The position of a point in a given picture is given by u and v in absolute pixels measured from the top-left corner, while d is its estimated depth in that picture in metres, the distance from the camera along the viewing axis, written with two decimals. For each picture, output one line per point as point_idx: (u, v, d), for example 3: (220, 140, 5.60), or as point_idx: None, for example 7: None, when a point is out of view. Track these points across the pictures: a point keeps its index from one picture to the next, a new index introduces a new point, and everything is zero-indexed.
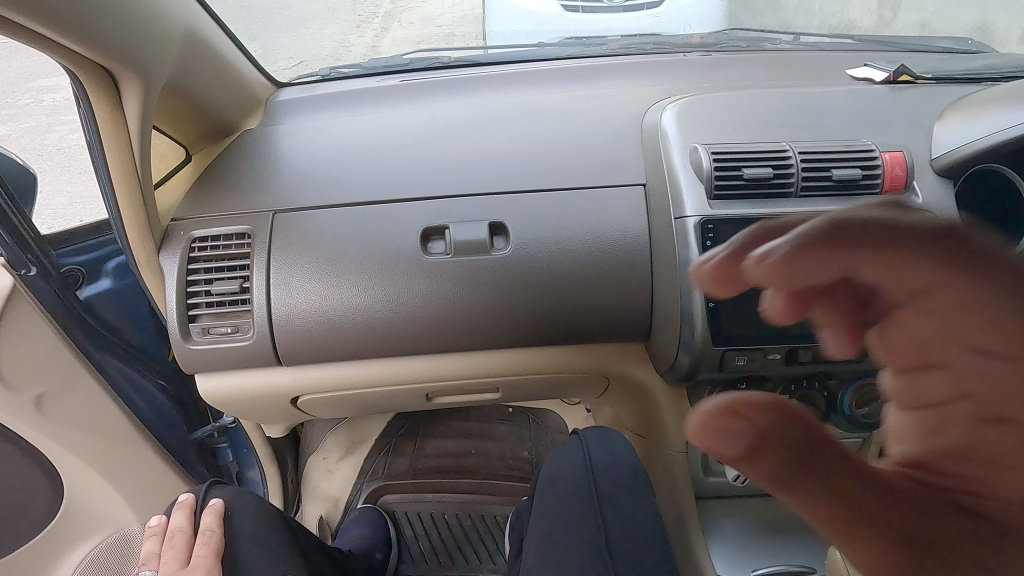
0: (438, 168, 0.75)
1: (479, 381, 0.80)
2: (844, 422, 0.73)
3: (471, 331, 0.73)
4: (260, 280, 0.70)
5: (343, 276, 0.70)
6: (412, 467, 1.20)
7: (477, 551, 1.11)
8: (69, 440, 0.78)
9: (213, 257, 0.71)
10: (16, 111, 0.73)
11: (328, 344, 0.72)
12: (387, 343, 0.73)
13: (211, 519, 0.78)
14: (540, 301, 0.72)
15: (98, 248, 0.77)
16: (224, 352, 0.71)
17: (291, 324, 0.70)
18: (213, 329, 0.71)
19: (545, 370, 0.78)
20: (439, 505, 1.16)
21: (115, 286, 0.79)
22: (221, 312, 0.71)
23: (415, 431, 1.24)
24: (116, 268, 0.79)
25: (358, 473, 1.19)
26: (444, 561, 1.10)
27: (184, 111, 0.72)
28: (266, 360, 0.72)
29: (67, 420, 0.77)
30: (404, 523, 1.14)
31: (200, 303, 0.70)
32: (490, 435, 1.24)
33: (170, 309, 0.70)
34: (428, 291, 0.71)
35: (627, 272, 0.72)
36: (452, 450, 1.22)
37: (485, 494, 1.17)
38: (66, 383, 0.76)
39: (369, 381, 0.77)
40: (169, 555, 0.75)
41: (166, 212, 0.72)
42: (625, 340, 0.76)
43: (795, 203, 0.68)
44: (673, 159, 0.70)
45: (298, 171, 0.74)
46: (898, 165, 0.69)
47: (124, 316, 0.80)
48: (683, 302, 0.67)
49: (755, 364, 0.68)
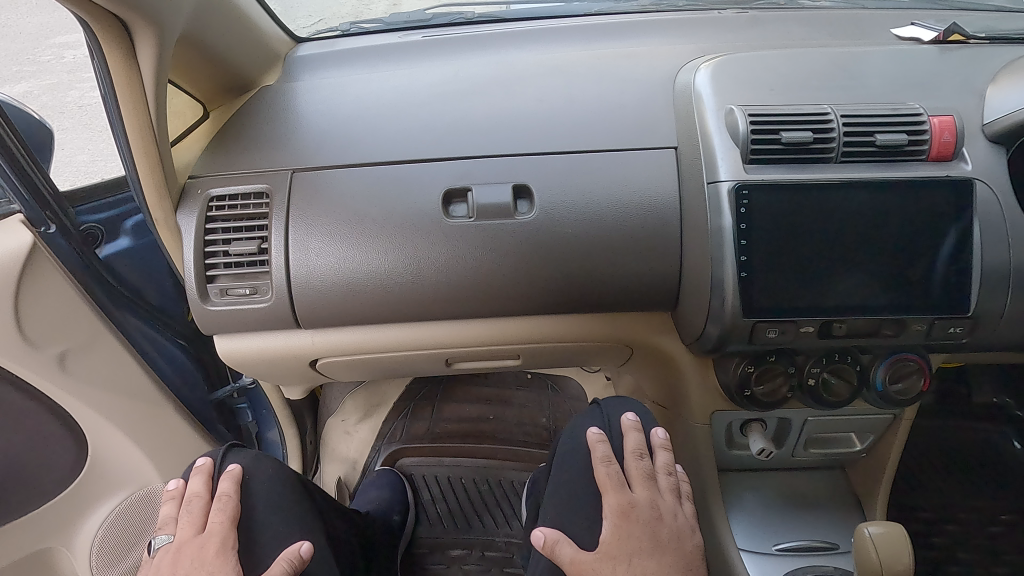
0: (461, 129, 0.72)
1: (499, 348, 0.78)
2: (876, 398, 0.71)
3: (492, 297, 0.71)
4: (278, 241, 0.68)
5: (362, 240, 0.69)
6: (430, 430, 1.20)
7: (493, 515, 1.12)
8: (92, 398, 0.78)
9: (231, 216, 0.69)
10: (37, 68, 0.71)
11: (347, 307, 0.70)
12: (407, 307, 0.71)
13: (228, 484, 0.77)
14: (564, 268, 0.70)
15: (118, 206, 0.77)
16: (243, 313, 0.70)
17: (310, 287, 0.69)
18: (231, 290, 0.69)
19: (568, 339, 0.77)
20: (456, 468, 1.16)
21: (134, 245, 0.78)
22: (239, 273, 0.69)
23: (433, 394, 1.24)
24: (135, 227, 0.78)
25: (376, 436, 1.19)
26: (460, 524, 1.11)
27: (201, 65, 0.69)
28: (284, 322, 0.71)
29: (90, 378, 0.77)
30: (421, 486, 1.15)
31: (218, 264, 0.69)
32: (508, 401, 1.24)
33: (187, 268, 0.69)
34: (449, 256, 0.69)
35: (655, 239, 0.69)
36: (471, 415, 1.21)
37: (502, 459, 1.17)
38: (87, 341, 0.75)
39: (388, 347, 0.75)
40: (185, 520, 0.73)
41: (183, 169, 0.71)
42: (650, 310, 0.73)
43: (835, 169, 0.65)
44: (706, 121, 0.67)
45: (317, 129, 0.72)
46: (947, 131, 0.65)
47: (145, 278, 0.80)
48: (714, 271, 0.65)
49: (787, 337, 0.66)
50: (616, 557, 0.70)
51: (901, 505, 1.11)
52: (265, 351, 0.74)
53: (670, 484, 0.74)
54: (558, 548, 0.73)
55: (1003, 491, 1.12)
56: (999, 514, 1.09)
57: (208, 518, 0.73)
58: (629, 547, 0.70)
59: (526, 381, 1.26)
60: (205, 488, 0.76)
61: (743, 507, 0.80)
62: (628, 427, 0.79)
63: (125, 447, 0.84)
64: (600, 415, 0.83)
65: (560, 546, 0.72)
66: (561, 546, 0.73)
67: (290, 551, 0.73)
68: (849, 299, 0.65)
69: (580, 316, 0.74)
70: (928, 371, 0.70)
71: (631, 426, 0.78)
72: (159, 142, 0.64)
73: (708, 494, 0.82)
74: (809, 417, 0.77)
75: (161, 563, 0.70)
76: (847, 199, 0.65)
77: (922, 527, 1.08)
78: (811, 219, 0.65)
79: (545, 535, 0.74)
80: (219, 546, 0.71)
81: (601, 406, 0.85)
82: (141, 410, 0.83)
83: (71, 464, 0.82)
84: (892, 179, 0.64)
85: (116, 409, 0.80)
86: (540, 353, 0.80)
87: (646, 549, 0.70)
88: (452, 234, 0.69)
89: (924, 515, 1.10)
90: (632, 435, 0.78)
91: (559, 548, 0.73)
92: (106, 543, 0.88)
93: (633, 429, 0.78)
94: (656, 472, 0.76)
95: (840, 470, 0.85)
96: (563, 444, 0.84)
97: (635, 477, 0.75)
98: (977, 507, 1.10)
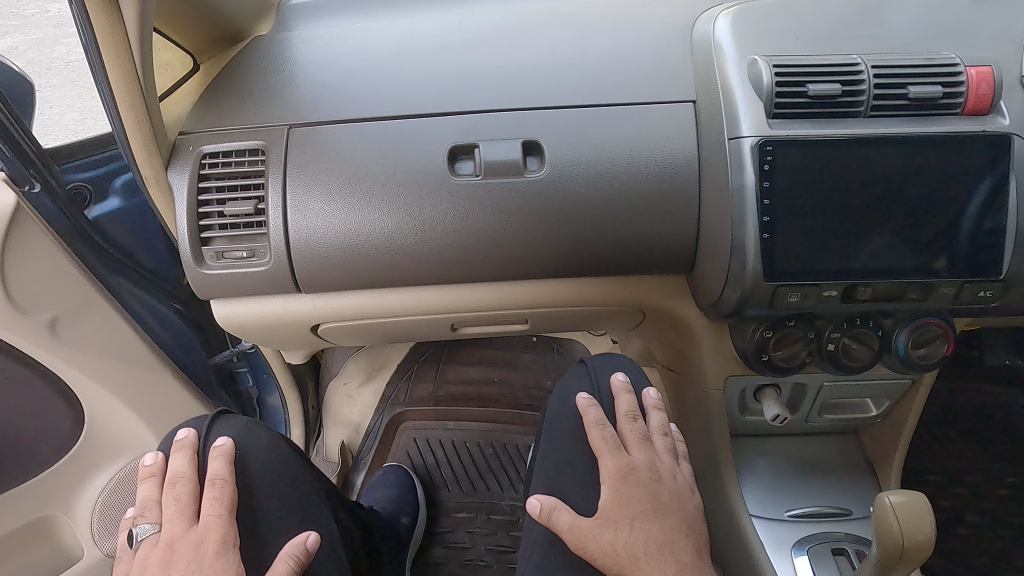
0: (466, 81, 0.68)
1: (507, 312, 0.76)
2: (897, 364, 0.68)
3: (501, 259, 0.68)
4: (276, 200, 0.65)
5: (364, 200, 0.65)
6: (434, 393, 1.18)
7: (498, 479, 1.11)
8: (87, 365, 0.75)
9: (225, 174, 0.66)
10: (22, 23, 0.68)
11: (350, 270, 0.67)
12: (412, 270, 0.68)
13: (220, 466, 0.72)
14: (577, 229, 0.67)
15: (104, 163, 0.75)
16: (240, 276, 0.67)
17: (310, 249, 0.66)
18: (227, 253, 0.66)
19: (578, 302, 0.74)
20: (460, 432, 1.15)
21: (125, 205, 0.77)
22: (235, 235, 0.66)
23: (437, 357, 1.22)
24: (125, 187, 0.76)
25: (379, 398, 1.17)
26: (465, 488, 1.10)
27: (189, 11, 0.65)
28: (283, 287, 0.68)
29: (84, 344, 0.74)
30: (425, 450, 1.14)
31: (212, 225, 0.66)
32: (513, 364, 1.22)
33: (180, 230, 0.65)
34: (455, 217, 0.66)
35: (671, 198, 0.66)
36: (475, 378, 1.20)
37: (508, 424, 1.16)
38: (78, 306, 0.72)
39: (391, 312, 0.73)
40: (174, 505, 0.69)
41: (173, 125, 0.67)
42: (664, 272, 0.71)
43: (863, 124, 0.61)
44: (727, 73, 0.63)
45: (313, 82, 0.68)
46: (984, 83, 0.61)
47: (134, 236, 0.78)
48: (734, 232, 0.62)
49: (808, 302, 0.63)
50: (616, 523, 0.64)
51: (909, 468, 1.10)
52: (264, 315, 0.71)
53: (669, 443, 0.69)
54: (555, 515, 0.66)
55: (1012, 454, 1.11)
56: (1006, 477, 1.09)
57: (201, 505, 0.69)
58: (631, 511, 0.65)
59: (532, 344, 1.24)
60: (190, 469, 0.72)
61: (754, 473, 0.79)
62: (619, 388, 0.73)
63: (124, 413, 0.82)
64: (589, 375, 0.78)
65: (558, 512, 0.66)
66: (557, 516, 0.66)
67: (296, 544, 0.69)
68: (875, 261, 0.62)
69: (590, 279, 0.72)
70: (953, 336, 0.67)
71: (622, 388, 0.73)
72: (145, 95, 0.60)
73: (720, 461, 0.80)
74: (825, 382, 0.75)
75: (152, 559, 0.65)
76: (876, 156, 0.61)
77: (930, 490, 1.08)
78: (837, 177, 0.61)
79: (542, 503, 0.67)
80: (217, 538, 0.67)
81: (589, 365, 0.80)
82: (138, 376, 0.80)
83: (73, 429, 0.80)
84: (924, 134, 0.61)
85: (112, 375, 0.78)
86: (547, 317, 0.77)
87: (647, 512, 0.65)
88: (459, 194, 0.66)
89: (932, 478, 1.09)
90: (624, 396, 0.72)
91: (555, 516, 0.66)
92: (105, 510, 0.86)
93: (625, 391, 0.72)
94: (651, 433, 0.70)
95: (854, 435, 0.83)
96: (555, 407, 0.81)
97: (631, 439, 0.69)
98: (986, 470, 1.09)
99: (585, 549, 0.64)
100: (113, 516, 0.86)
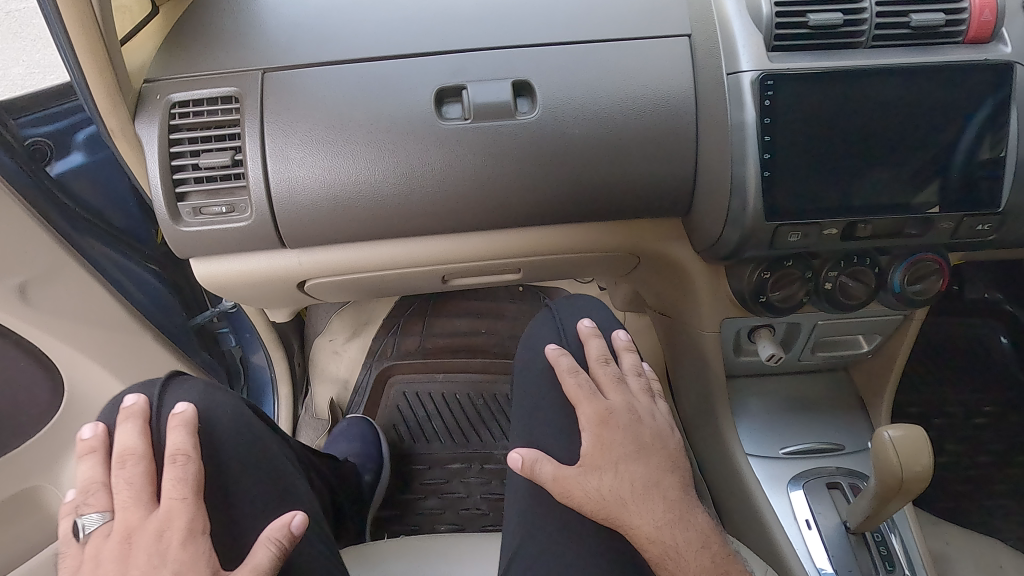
0: (450, 18, 0.64)
1: (499, 262, 0.74)
2: (892, 300, 0.69)
3: (493, 206, 0.66)
4: (254, 150, 0.61)
5: (348, 148, 0.62)
6: (421, 346, 1.17)
7: (490, 429, 1.11)
8: (62, 332, 0.71)
9: (197, 124, 0.62)
10: None
11: (337, 222, 0.65)
12: (402, 220, 0.66)
13: (181, 439, 0.59)
14: (573, 172, 0.64)
15: (63, 118, 0.70)
16: (221, 232, 0.63)
17: (294, 201, 0.63)
18: (206, 208, 0.63)
19: (572, 249, 0.72)
20: (449, 384, 1.15)
21: (89, 161, 0.72)
22: (212, 189, 0.62)
23: (423, 310, 1.20)
24: (87, 141, 0.72)
25: (366, 354, 1.15)
26: (458, 440, 1.10)
27: None
28: (268, 243, 0.65)
29: (58, 309, 0.69)
30: (414, 403, 1.14)
31: (188, 179, 0.62)
32: (499, 314, 1.21)
33: (154, 185, 0.61)
34: (445, 163, 0.63)
35: (668, 137, 0.64)
36: (462, 330, 1.19)
37: (496, 374, 1.16)
38: (49, 270, 0.67)
39: (382, 266, 0.70)
40: (128, 488, 0.57)
41: (136, 74, 0.62)
42: (660, 215, 0.69)
43: (863, 56, 0.59)
44: (725, 4, 0.60)
45: (286, 22, 0.63)
46: (987, 9, 0.59)
47: (104, 197, 0.74)
48: (735, 170, 0.60)
49: (808, 241, 0.62)
50: (598, 467, 0.56)
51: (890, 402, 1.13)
52: (249, 273, 0.68)
53: (644, 383, 0.63)
54: (537, 467, 0.57)
55: (987, 384, 1.14)
56: (982, 406, 1.12)
57: (160, 489, 0.57)
58: (615, 452, 0.57)
59: (518, 294, 1.23)
60: (142, 443, 0.60)
61: (748, 413, 0.79)
62: (586, 334, 0.66)
63: (106, 381, 0.78)
64: (554, 322, 0.73)
65: (540, 466, 0.57)
66: (540, 468, 0.57)
67: (277, 527, 0.55)
68: (875, 196, 0.61)
69: (586, 225, 0.70)
70: (947, 271, 0.67)
71: (589, 332, 0.66)
72: (105, 39, 0.55)
73: (715, 403, 0.80)
74: (818, 322, 0.75)
75: (107, 554, 0.54)
76: (879, 87, 0.59)
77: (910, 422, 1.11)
78: (837, 111, 0.60)
79: (522, 456, 0.58)
80: (184, 531, 0.54)
81: (555, 309, 0.75)
82: (117, 341, 0.77)
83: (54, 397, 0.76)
84: (925, 64, 0.59)
85: (89, 340, 0.74)
86: (541, 266, 0.75)
87: (631, 454, 0.57)
88: (448, 139, 0.63)
89: (911, 410, 1.12)
90: (593, 340, 0.65)
91: (534, 468, 0.57)
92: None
93: (592, 336, 0.65)
94: (625, 374, 0.64)
95: (843, 371, 0.84)
96: (524, 359, 0.75)
97: (604, 379, 0.62)
98: (962, 401, 1.13)
99: (569, 499, 0.56)
100: None
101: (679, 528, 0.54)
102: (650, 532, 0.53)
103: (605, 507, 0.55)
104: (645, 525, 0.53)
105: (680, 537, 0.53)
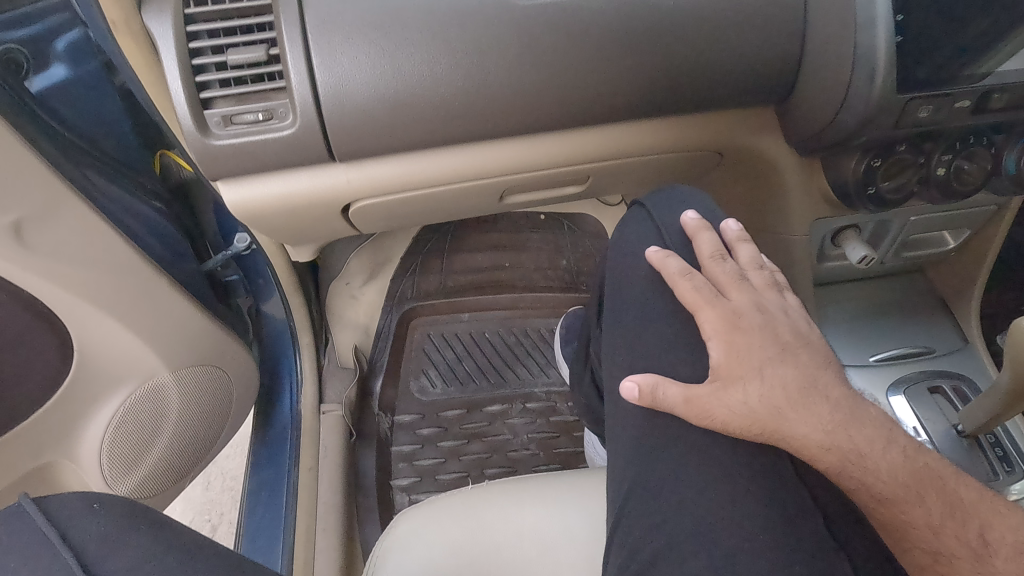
0: None
1: (569, 172, 0.65)
2: (1005, 185, 0.63)
3: (574, 100, 0.57)
4: (293, 39, 0.50)
5: (407, 34, 0.52)
6: (443, 286, 1.08)
7: (527, 366, 1.04)
8: (69, 281, 0.60)
9: (218, 14, 0.50)
10: None
11: (396, 127, 0.54)
12: (470, 123, 0.56)
13: None
14: (665, 54, 0.56)
15: (38, 20, 0.58)
16: (260, 145, 0.53)
17: (346, 102, 0.52)
18: (238, 117, 0.52)
19: (651, 151, 0.64)
20: (476, 323, 1.08)
21: (73, 74, 0.61)
22: (242, 93, 0.52)
23: (440, 246, 1.10)
24: (69, 51, 0.60)
25: (385, 297, 1.05)
26: (494, 381, 1.03)
27: None
28: (315, 157, 0.55)
29: (62, 252, 0.59)
30: (441, 346, 1.06)
31: (212, 83, 0.51)
32: (522, 246, 1.13)
33: (172, 90, 0.50)
34: (520, 50, 0.54)
35: (770, 8, 0.56)
36: (484, 265, 1.10)
37: (525, 310, 1.09)
38: (48, 206, 0.56)
39: (440, 181, 0.61)
40: None
41: None
42: (753, 104, 0.61)
43: None
44: None
45: None
46: None
47: (94, 119, 0.64)
48: (858, 39, 0.52)
49: (936, 119, 0.55)
50: (739, 378, 0.49)
51: None
52: (286, 198, 0.58)
53: (769, 277, 0.55)
54: (661, 391, 0.50)
55: None
56: None
57: None
58: (756, 358, 0.49)
59: (539, 223, 1.14)
60: None
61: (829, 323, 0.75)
62: (695, 228, 0.59)
63: (124, 338, 0.68)
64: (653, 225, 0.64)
65: (665, 388, 0.50)
66: (664, 391, 0.50)
67: None
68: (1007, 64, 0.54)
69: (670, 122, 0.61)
70: None
71: (698, 226, 0.58)
72: None
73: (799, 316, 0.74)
74: (911, 217, 0.69)
75: None
76: None
77: None
78: None
79: (640, 383, 0.51)
80: None
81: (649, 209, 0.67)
82: (131, 289, 0.66)
83: (61, 361, 0.65)
84: None
85: (100, 288, 0.63)
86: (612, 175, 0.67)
87: (775, 357, 0.50)
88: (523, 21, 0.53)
89: None
90: (704, 235, 0.58)
91: (655, 393, 0.50)
92: (114, 452, 0.73)
93: (702, 230, 0.58)
94: (743, 271, 0.56)
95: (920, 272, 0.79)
96: (615, 270, 0.66)
97: (724, 281, 0.55)
98: None
99: (710, 419, 0.49)
100: (127, 453, 0.74)
101: (856, 428, 0.47)
102: (820, 439, 0.46)
103: (751, 420, 0.48)
104: (812, 434, 0.47)
105: (856, 438, 0.46)
